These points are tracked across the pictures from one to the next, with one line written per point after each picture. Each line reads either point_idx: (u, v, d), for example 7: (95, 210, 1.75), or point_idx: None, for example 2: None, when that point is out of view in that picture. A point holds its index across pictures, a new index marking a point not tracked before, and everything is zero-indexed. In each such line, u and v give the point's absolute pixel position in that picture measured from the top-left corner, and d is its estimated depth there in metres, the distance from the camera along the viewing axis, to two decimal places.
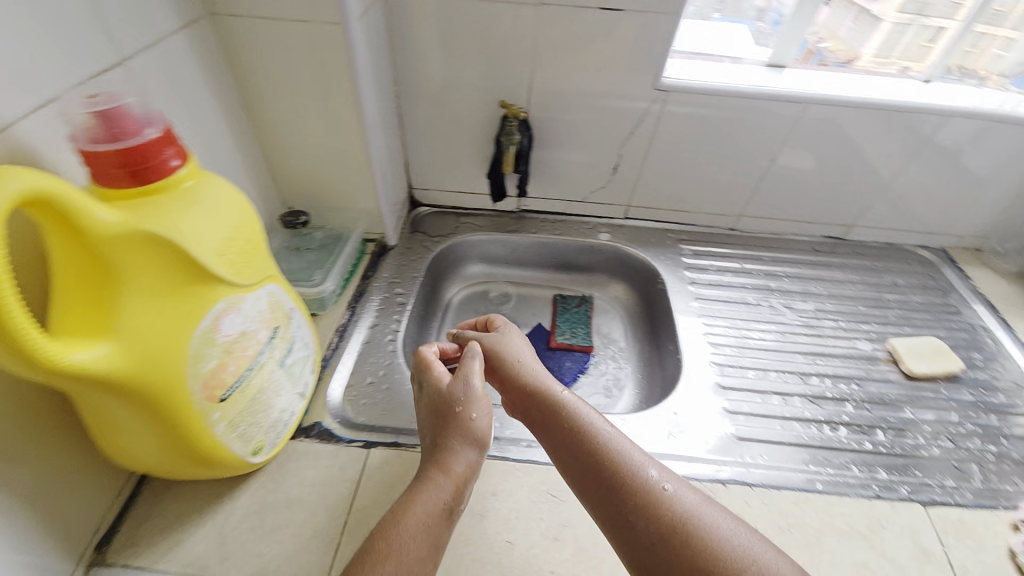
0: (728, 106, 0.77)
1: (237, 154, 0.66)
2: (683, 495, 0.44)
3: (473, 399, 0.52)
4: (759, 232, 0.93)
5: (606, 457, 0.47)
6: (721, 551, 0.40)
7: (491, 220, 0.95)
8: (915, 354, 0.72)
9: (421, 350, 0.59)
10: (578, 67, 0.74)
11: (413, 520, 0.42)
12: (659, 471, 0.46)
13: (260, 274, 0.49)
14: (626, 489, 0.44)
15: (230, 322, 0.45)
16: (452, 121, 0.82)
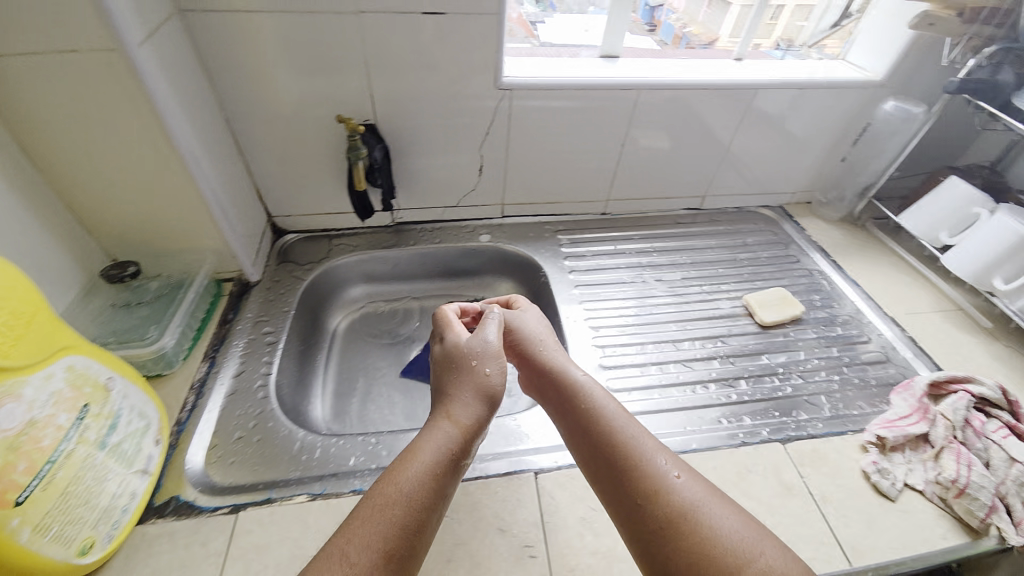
0: (572, 98, 0.80)
1: (22, 209, 0.56)
2: (689, 487, 0.45)
3: (487, 355, 0.58)
4: (626, 214, 1.00)
5: (625, 444, 0.49)
6: (721, 543, 0.40)
7: (368, 238, 0.91)
8: (765, 307, 0.81)
9: (444, 321, 0.65)
10: (416, 73, 0.72)
11: (418, 464, 0.46)
12: (673, 462, 0.47)
13: (48, 348, 0.43)
14: (636, 477, 0.46)
15: (14, 412, 0.39)
16: (295, 140, 0.77)
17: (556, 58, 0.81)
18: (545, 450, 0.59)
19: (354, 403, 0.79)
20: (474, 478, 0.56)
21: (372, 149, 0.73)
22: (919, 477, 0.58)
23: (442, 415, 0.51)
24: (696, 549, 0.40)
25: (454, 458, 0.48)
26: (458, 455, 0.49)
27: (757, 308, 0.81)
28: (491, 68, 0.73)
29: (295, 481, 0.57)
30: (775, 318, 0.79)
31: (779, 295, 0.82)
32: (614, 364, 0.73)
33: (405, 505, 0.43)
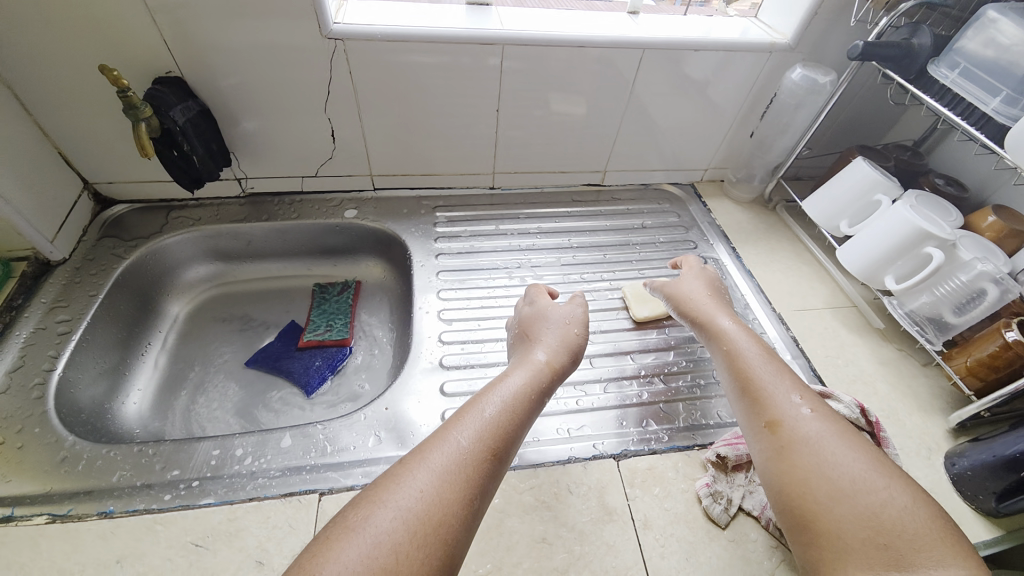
0: (427, 54, 0.68)
1: None
2: (817, 423, 0.44)
3: (574, 318, 0.63)
4: (518, 189, 0.91)
5: (760, 380, 0.49)
6: (827, 476, 0.40)
7: (215, 210, 0.81)
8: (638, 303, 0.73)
9: (540, 290, 0.70)
10: (220, 14, 0.60)
11: (516, 386, 0.51)
12: (805, 401, 0.46)
13: None
14: (765, 407, 0.47)
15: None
16: (89, 93, 0.64)
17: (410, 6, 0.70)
18: (342, 467, 0.53)
19: (183, 396, 0.71)
20: (250, 499, 0.49)
21: (167, 107, 0.61)
22: (757, 501, 0.52)
23: (538, 354, 0.57)
24: (806, 478, 0.40)
25: (542, 391, 0.53)
26: (548, 388, 0.54)
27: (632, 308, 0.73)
28: (314, 15, 0.62)
29: (41, 497, 0.49)
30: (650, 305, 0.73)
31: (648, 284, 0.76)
32: (458, 364, 0.65)
33: (503, 417, 0.47)
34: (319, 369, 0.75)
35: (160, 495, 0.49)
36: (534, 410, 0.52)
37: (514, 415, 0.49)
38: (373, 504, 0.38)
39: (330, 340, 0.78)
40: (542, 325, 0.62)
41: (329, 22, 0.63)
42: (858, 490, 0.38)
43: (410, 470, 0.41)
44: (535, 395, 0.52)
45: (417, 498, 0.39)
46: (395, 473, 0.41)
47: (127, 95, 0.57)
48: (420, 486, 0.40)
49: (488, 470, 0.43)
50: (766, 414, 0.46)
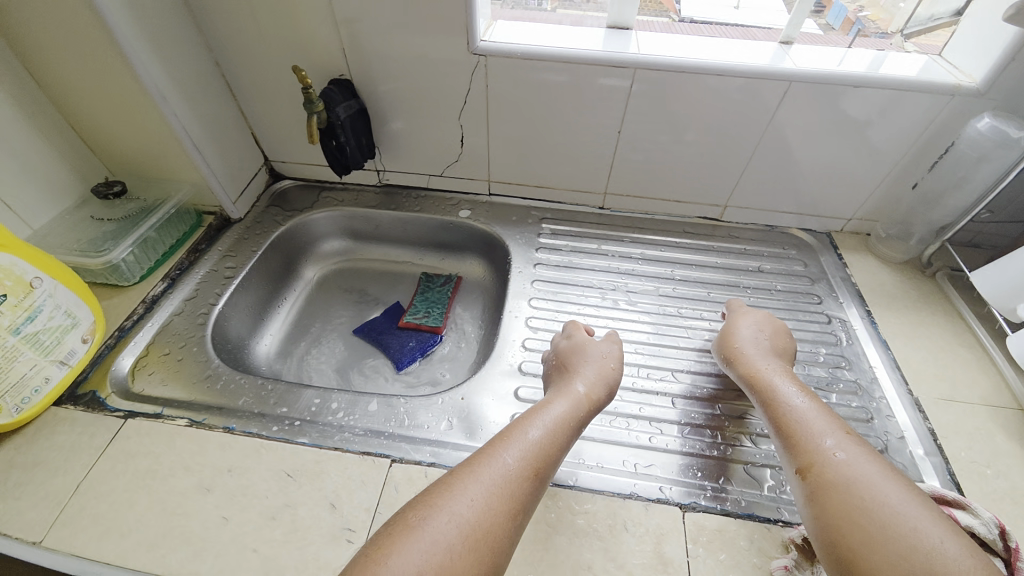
0: (560, 73, 0.71)
1: (30, 128, 0.66)
2: (854, 465, 0.44)
3: (611, 355, 0.63)
4: (628, 212, 0.89)
5: (793, 425, 0.50)
6: (858, 518, 0.41)
7: (355, 195, 0.93)
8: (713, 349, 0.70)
9: (579, 326, 0.68)
10: (387, 28, 0.69)
11: (557, 414, 0.51)
12: (838, 442, 0.47)
13: None
14: (799, 451, 0.48)
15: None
16: (279, 88, 0.79)
17: (552, 28, 0.74)
18: (415, 442, 0.57)
19: (301, 348, 0.83)
20: (335, 448, 0.55)
21: (334, 104, 0.73)
22: None
23: (579, 385, 0.56)
24: (843, 521, 0.41)
25: (581, 423, 0.53)
26: (586, 421, 0.54)
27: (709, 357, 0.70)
28: (465, 32, 0.68)
29: (186, 403, 0.60)
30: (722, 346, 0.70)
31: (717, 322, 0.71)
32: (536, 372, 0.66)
33: (548, 441, 0.48)
34: (412, 349, 0.82)
35: (268, 424, 0.57)
36: (577, 430, 0.53)
37: (557, 442, 0.49)
38: (431, 506, 0.41)
39: (426, 326, 0.85)
40: (580, 355, 0.61)
41: (477, 39, 0.69)
42: (892, 535, 0.39)
43: (462, 481, 0.43)
44: (576, 411, 0.53)
45: (470, 507, 0.41)
46: (449, 484, 0.42)
47: (308, 90, 0.69)
48: (471, 496, 0.41)
49: (530, 490, 0.44)
50: (801, 458, 0.47)
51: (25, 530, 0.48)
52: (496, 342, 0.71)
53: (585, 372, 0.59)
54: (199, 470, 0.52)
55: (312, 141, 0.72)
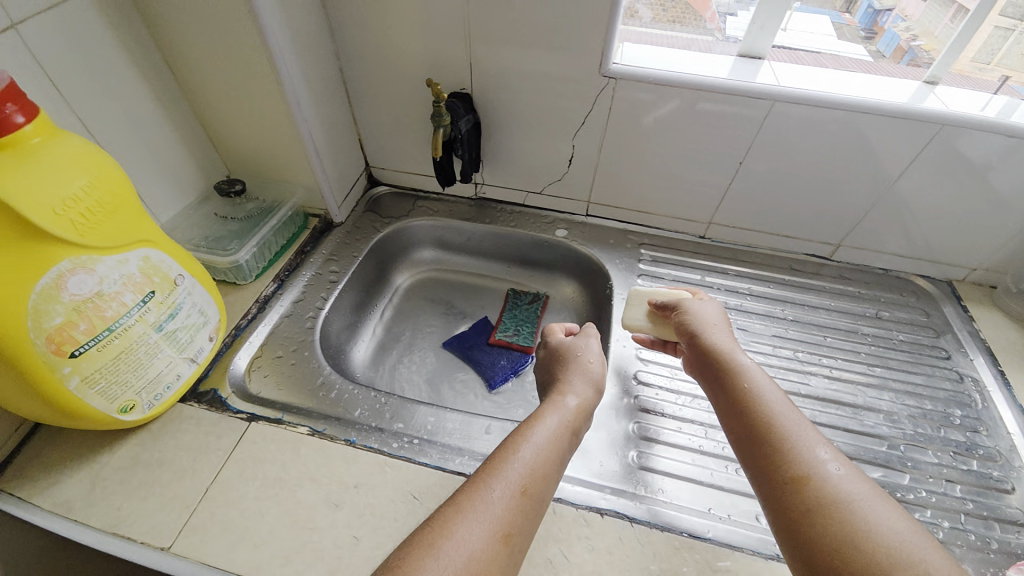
0: (688, 100, 0.69)
1: (169, 125, 0.67)
2: (851, 481, 0.40)
3: (590, 351, 0.63)
4: (730, 244, 0.85)
5: (767, 429, 0.45)
6: (861, 548, 0.36)
7: (449, 206, 0.92)
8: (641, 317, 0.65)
9: (556, 327, 0.70)
10: (517, 45, 0.68)
11: (552, 429, 0.49)
12: (833, 453, 0.42)
13: (125, 237, 0.47)
14: (777, 461, 0.43)
15: (84, 282, 0.44)
16: (397, 97, 0.79)
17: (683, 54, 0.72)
18: None
19: (394, 357, 0.82)
20: (457, 473, 0.54)
21: (458, 119, 0.72)
22: None
23: (569, 399, 0.55)
24: (847, 549, 0.36)
25: (574, 434, 0.52)
26: (578, 429, 0.53)
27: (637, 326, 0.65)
28: (600, 53, 0.66)
29: (304, 410, 0.60)
30: (660, 322, 0.65)
31: (651, 294, 0.67)
32: (651, 409, 0.64)
33: (537, 457, 0.45)
34: (504, 368, 0.80)
35: (385, 441, 0.56)
36: (571, 445, 0.51)
37: (549, 457, 0.47)
38: (426, 550, 0.36)
39: (516, 345, 0.83)
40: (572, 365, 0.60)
41: (611, 61, 0.67)
42: (906, 565, 0.34)
43: (455, 518, 0.38)
44: (569, 420, 0.52)
45: (467, 548, 0.36)
46: (436, 523, 0.38)
47: (438, 104, 0.69)
48: (470, 536, 0.37)
49: (521, 510, 0.41)
50: (778, 468, 0.42)
51: (159, 531, 0.48)
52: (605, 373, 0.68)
53: (580, 385, 0.58)
54: (326, 484, 0.52)
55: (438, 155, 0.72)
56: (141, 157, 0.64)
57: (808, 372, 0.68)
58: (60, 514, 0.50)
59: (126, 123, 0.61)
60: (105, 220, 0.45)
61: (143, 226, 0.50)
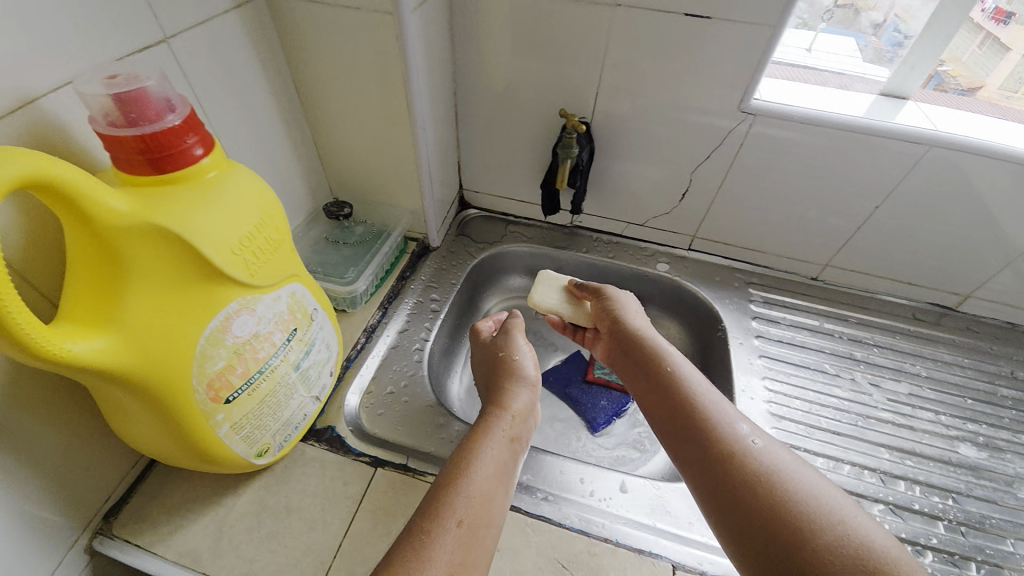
0: (830, 141, 0.65)
1: (287, 145, 0.64)
2: (773, 455, 0.44)
3: (515, 348, 0.65)
4: (845, 287, 0.81)
5: (695, 421, 0.48)
6: (784, 514, 0.39)
7: (543, 233, 0.89)
8: (552, 298, 0.72)
9: (485, 322, 0.72)
10: (654, 76, 0.64)
11: (490, 432, 0.52)
12: (751, 430, 0.46)
13: (282, 274, 0.44)
14: (707, 450, 0.46)
15: (246, 324, 0.41)
16: (508, 122, 0.75)
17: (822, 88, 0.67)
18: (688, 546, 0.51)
19: None
20: (604, 539, 0.50)
21: (581, 151, 0.69)
22: None
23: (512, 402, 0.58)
24: (775, 525, 0.39)
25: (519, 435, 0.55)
26: (523, 432, 0.56)
27: (537, 304, 0.72)
28: (744, 87, 0.62)
29: (427, 455, 0.56)
30: (573, 308, 0.72)
31: (551, 278, 0.74)
32: None
33: (482, 457, 0.49)
34: (605, 409, 0.76)
35: (522, 497, 0.53)
36: (517, 449, 0.54)
37: (499, 466, 0.50)
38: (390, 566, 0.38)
39: (615, 383, 0.79)
40: (503, 366, 0.63)
41: (753, 96, 0.62)
42: (824, 523, 0.38)
43: (419, 536, 0.41)
44: (512, 422, 0.55)
45: (434, 559, 0.39)
46: (402, 545, 0.40)
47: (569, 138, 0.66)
48: (434, 548, 0.40)
49: (474, 505, 0.45)
50: (707, 456, 0.46)
51: None
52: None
53: (524, 393, 0.60)
54: None
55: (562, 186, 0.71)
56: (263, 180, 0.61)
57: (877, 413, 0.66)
58: (186, 565, 0.46)
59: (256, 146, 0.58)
60: (269, 258, 0.42)
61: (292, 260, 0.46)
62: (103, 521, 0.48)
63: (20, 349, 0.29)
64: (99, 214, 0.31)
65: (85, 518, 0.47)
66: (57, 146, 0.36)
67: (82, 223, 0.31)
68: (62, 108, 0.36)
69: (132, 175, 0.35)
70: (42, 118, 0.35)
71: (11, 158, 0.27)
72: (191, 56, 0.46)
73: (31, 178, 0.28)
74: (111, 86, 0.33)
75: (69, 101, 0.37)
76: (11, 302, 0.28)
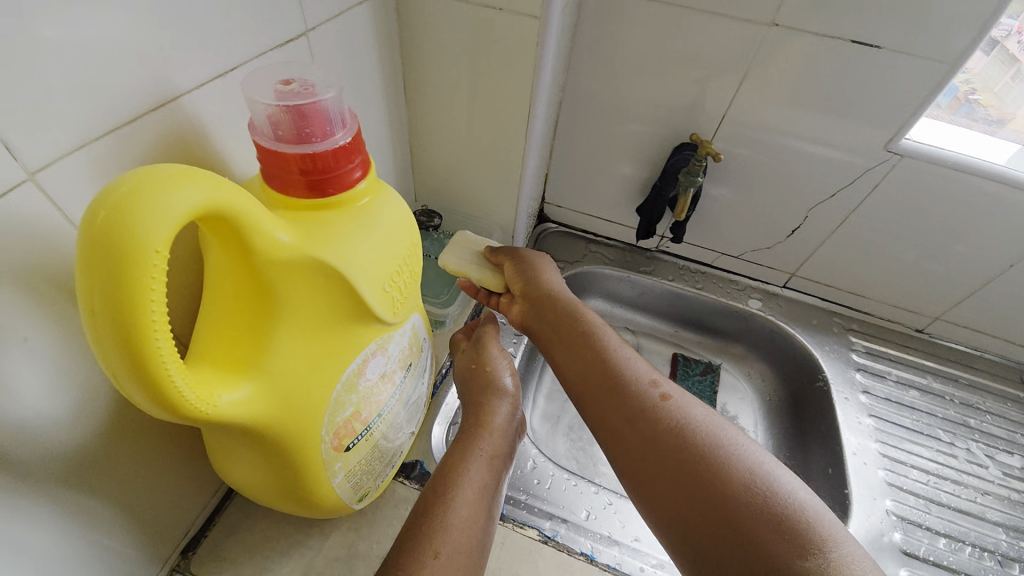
0: (979, 190, 0.59)
1: (389, 146, 0.59)
2: (703, 423, 0.39)
3: (494, 358, 0.56)
4: (952, 344, 0.75)
5: (619, 383, 0.42)
6: (725, 494, 0.34)
7: (625, 255, 0.83)
8: (456, 259, 0.56)
9: (461, 330, 0.61)
10: (791, 104, 0.59)
11: (463, 454, 0.46)
12: (674, 397, 0.41)
13: (412, 306, 0.39)
14: (636, 416, 0.40)
15: (376, 364, 0.36)
16: (613, 137, 0.70)
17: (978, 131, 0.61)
18: None
19: (566, 421, 0.74)
20: None
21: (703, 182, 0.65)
22: None
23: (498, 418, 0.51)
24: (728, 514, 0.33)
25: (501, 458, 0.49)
26: (504, 450, 0.49)
27: (460, 271, 0.55)
28: (897, 126, 0.57)
29: (523, 503, 0.51)
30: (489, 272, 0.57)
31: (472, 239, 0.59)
32: (913, 552, 0.53)
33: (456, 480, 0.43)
34: None
35: (628, 561, 0.48)
36: (500, 467, 0.48)
37: (478, 487, 0.44)
38: None
39: None
40: (479, 379, 0.54)
41: (904, 135, 0.58)
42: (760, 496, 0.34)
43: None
44: (494, 438, 0.49)
45: None
46: None
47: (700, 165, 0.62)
48: None
49: (441, 529, 0.39)
50: (639, 424, 0.40)
51: None
52: (845, 494, 0.58)
53: (502, 405, 0.53)
54: None
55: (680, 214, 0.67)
56: None
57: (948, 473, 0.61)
58: None
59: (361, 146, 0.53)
60: (407, 292, 0.37)
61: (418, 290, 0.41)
62: (182, 556, 0.42)
63: (163, 408, 0.24)
64: (262, 246, 0.26)
65: (164, 554, 0.41)
66: (195, 148, 0.31)
67: (240, 254, 0.26)
68: (208, 105, 0.31)
69: (286, 195, 0.29)
70: (186, 114, 0.30)
71: (189, 183, 0.22)
72: (328, 50, 0.41)
73: (206, 205, 0.22)
74: (283, 93, 0.28)
75: (217, 96, 0.32)
76: (167, 356, 0.23)
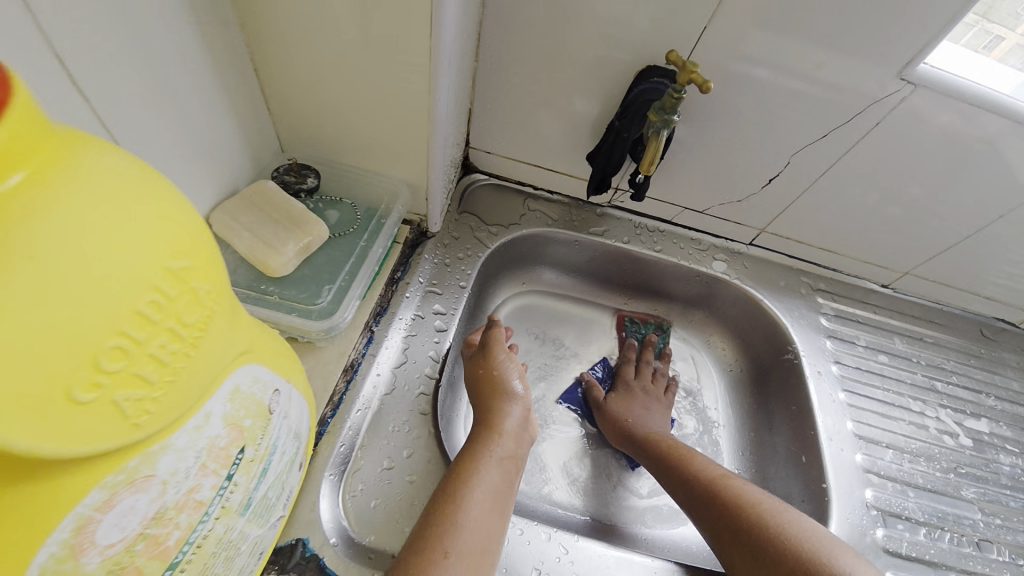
0: (991, 128, 0.48)
1: (205, 69, 0.37)
2: (800, 524, 0.44)
3: (507, 363, 0.48)
4: (916, 297, 0.69)
5: (716, 494, 0.47)
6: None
7: (572, 212, 0.67)
8: (245, 242, 0.39)
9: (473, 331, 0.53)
10: (791, 12, 0.43)
11: (474, 457, 0.40)
12: (769, 505, 0.46)
13: (212, 374, 0.22)
14: (716, 510, 0.47)
15: (133, 511, 0.19)
16: (555, 56, 0.51)
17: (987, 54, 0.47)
18: None
19: None
20: None
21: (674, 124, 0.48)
22: None
23: (509, 419, 0.44)
24: None
25: (514, 462, 0.43)
26: (517, 458, 0.43)
27: (261, 258, 0.39)
28: (920, 43, 0.43)
29: None
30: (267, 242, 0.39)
31: (273, 197, 0.41)
32: (894, 551, 0.49)
33: (469, 487, 0.38)
34: None
35: None
36: (516, 471, 0.42)
37: (495, 494, 0.39)
38: None
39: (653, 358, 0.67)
40: (485, 379, 0.47)
41: (922, 60, 0.44)
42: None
43: None
44: (508, 440, 0.43)
45: None
46: None
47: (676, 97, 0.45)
48: None
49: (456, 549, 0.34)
50: (736, 534, 0.45)
51: None
52: (824, 489, 0.52)
53: (514, 407, 0.45)
54: None
55: (648, 167, 0.49)
56: (156, 129, 0.34)
57: (918, 449, 0.57)
58: None
59: (135, 63, 0.31)
60: (180, 367, 0.20)
61: (237, 337, 0.24)
62: None
63: None
64: None
65: None
66: None
67: None
68: None
69: None
70: None
71: None
72: None
73: None
74: None
75: None
76: None
